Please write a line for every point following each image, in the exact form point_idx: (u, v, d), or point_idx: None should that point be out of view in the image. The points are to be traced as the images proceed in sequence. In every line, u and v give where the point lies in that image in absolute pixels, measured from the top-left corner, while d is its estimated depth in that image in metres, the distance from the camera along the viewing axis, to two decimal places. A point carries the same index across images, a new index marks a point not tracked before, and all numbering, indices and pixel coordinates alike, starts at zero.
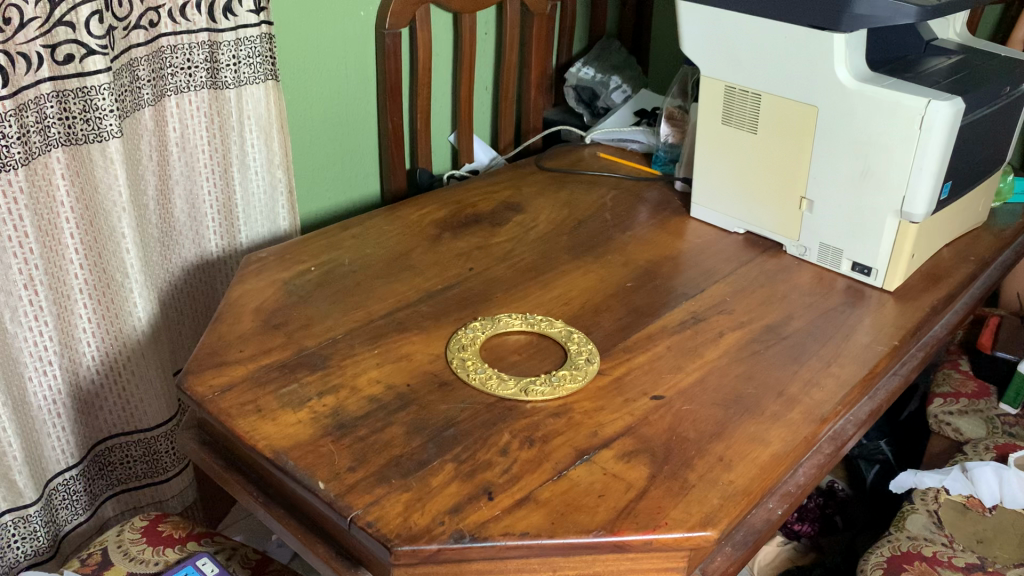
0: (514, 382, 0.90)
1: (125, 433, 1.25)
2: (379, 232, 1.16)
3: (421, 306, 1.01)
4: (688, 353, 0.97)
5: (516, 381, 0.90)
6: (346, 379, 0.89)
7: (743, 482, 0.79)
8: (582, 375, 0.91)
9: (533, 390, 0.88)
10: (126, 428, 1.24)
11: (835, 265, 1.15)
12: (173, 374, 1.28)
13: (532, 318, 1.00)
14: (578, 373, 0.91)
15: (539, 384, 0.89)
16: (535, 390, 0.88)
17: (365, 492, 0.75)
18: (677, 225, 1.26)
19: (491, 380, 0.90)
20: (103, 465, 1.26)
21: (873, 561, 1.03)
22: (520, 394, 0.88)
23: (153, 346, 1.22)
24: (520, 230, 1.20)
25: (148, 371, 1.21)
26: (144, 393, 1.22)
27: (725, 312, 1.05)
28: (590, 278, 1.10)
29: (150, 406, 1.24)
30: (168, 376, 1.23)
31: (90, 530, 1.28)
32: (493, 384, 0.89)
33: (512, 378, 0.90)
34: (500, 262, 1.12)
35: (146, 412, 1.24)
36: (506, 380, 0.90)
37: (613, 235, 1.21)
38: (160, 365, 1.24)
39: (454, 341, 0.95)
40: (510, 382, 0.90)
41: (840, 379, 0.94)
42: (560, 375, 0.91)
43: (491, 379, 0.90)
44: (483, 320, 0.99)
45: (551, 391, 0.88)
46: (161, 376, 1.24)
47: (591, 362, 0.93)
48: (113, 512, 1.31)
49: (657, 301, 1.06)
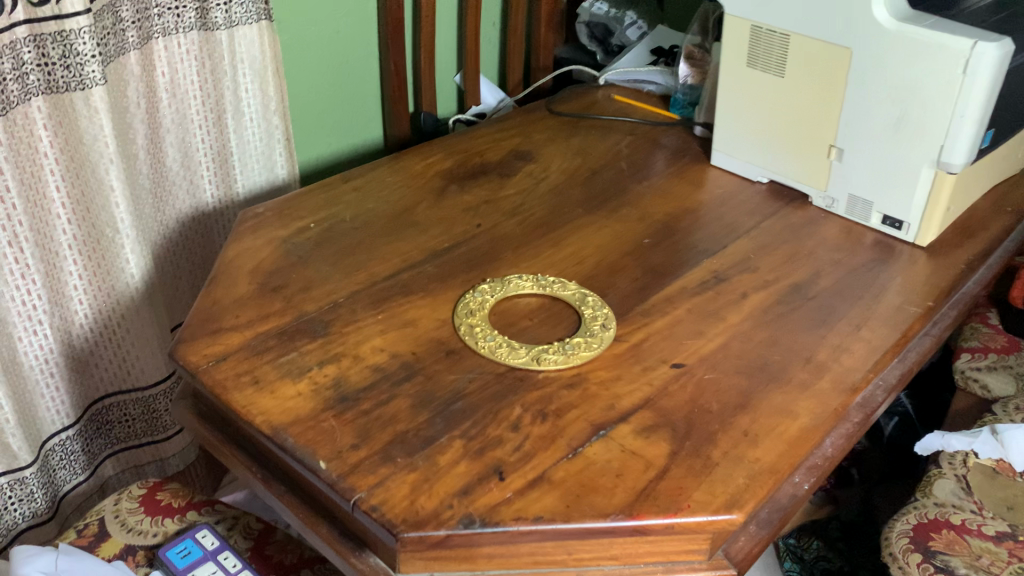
0: (527, 351, 0.84)
1: (123, 391, 1.21)
2: (382, 184, 1.10)
3: (429, 268, 0.96)
4: (710, 316, 0.92)
5: (528, 349, 0.85)
6: (347, 347, 0.84)
7: (769, 460, 0.75)
8: (598, 343, 0.86)
9: (546, 359, 0.83)
10: (123, 386, 1.20)
11: (864, 219, 1.09)
12: (170, 329, 1.23)
13: (544, 279, 0.95)
14: (594, 341, 0.86)
15: (554, 353, 0.84)
16: (548, 359, 0.83)
17: (370, 473, 0.71)
18: (696, 174, 1.19)
19: (502, 348, 0.85)
20: (102, 424, 1.22)
21: (899, 529, 0.99)
22: (532, 363, 0.83)
23: (149, 302, 1.17)
24: (531, 182, 1.14)
25: (145, 327, 1.17)
26: (141, 350, 1.18)
27: (748, 270, 1.00)
28: (605, 234, 1.04)
29: (147, 363, 1.20)
30: (167, 332, 1.19)
31: (89, 489, 1.25)
32: (503, 352, 0.84)
33: (523, 346, 0.85)
34: (509, 217, 1.06)
35: (144, 369, 1.20)
36: (517, 347, 0.85)
37: (628, 186, 1.15)
38: (156, 321, 1.19)
39: (461, 305, 0.90)
40: (522, 349, 0.84)
41: (870, 345, 0.89)
42: (574, 343, 0.86)
43: (502, 348, 0.85)
44: (492, 282, 0.94)
45: (565, 360, 0.83)
46: (159, 332, 1.19)
47: (607, 328, 0.88)
48: (113, 471, 1.28)
49: (676, 260, 1.00)
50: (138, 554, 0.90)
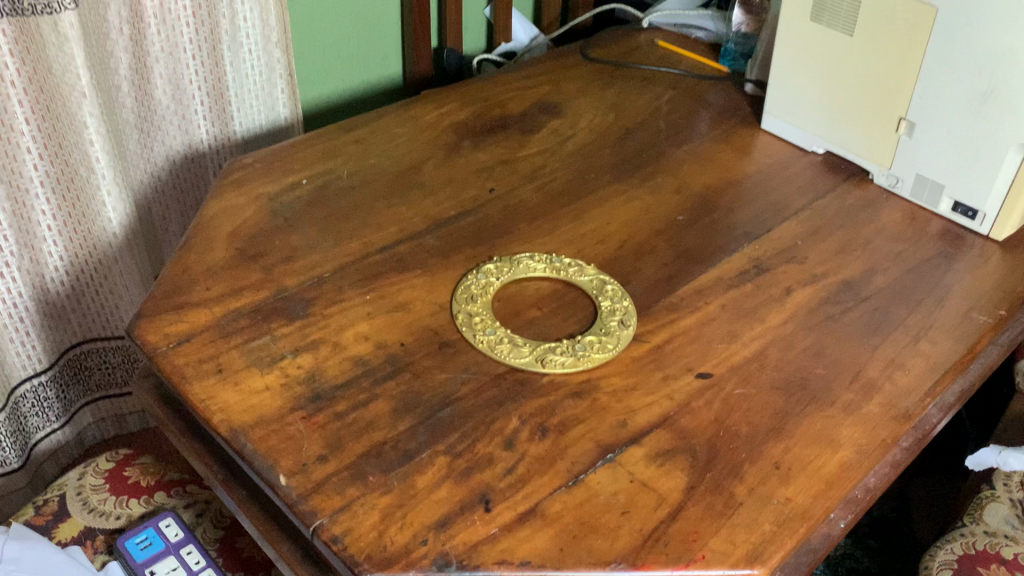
0: (531, 349, 0.74)
1: (100, 338, 1.12)
2: (388, 136, 0.99)
3: (430, 241, 0.85)
4: (746, 316, 0.80)
5: (533, 347, 0.74)
6: (327, 333, 0.74)
7: (802, 502, 0.64)
8: (614, 344, 0.75)
9: (553, 360, 0.73)
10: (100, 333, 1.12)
11: (932, 203, 0.95)
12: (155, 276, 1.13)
13: (558, 261, 0.83)
14: (609, 341, 0.75)
15: (562, 353, 0.74)
16: (555, 361, 0.73)
17: (336, 493, 0.61)
18: (743, 139, 1.06)
19: (504, 344, 0.74)
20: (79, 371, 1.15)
21: (940, 559, 0.88)
22: (536, 364, 0.72)
23: (130, 247, 1.07)
24: (556, 141, 1.01)
25: (127, 273, 1.08)
26: (121, 298, 1.08)
27: (795, 260, 0.87)
28: (634, 209, 0.92)
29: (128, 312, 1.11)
30: (150, 280, 1.10)
31: (65, 437, 1.19)
32: (504, 349, 0.74)
33: (528, 342, 0.75)
34: (527, 183, 0.94)
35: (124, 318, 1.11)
36: (521, 344, 0.74)
37: (664, 151, 1.02)
38: (139, 267, 1.09)
39: (462, 289, 0.79)
40: (525, 347, 0.74)
41: (929, 362, 0.77)
42: (586, 342, 0.75)
43: (502, 344, 0.74)
44: (499, 262, 0.83)
45: (574, 363, 0.73)
46: (142, 279, 1.11)
47: (625, 326, 0.77)
48: (92, 419, 1.21)
49: (712, 244, 0.88)
50: (98, 540, 0.82)
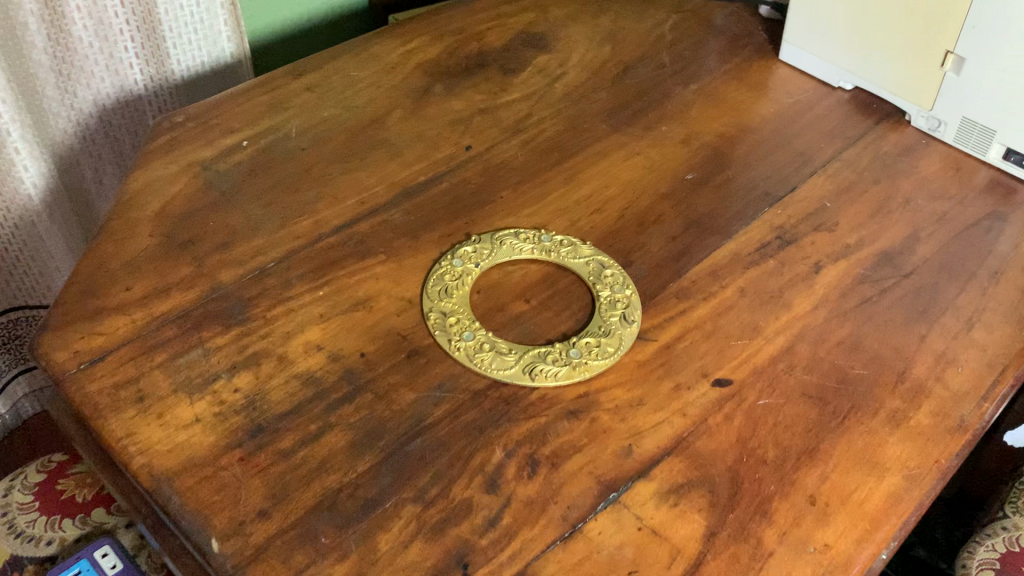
0: (518, 357, 0.62)
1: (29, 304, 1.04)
2: (346, 81, 0.84)
3: (397, 216, 0.72)
4: (769, 302, 0.68)
5: (519, 354, 0.62)
6: (272, 344, 0.62)
7: (845, 550, 0.53)
8: (615, 347, 0.63)
9: (543, 372, 0.61)
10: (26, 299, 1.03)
11: (979, 150, 0.82)
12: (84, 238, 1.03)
13: (548, 239, 0.71)
14: (610, 344, 0.63)
15: (553, 362, 0.62)
16: (546, 373, 0.61)
17: (280, 562, 0.50)
18: (758, 73, 0.92)
19: (484, 351, 0.62)
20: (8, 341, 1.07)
21: (980, 558, 0.79)
22: (523, 377, 0.61)
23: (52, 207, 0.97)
24: (543, 83, 0.87)
25: (51, 235, 0.99)
26: (45, 261, 1.00)
27: (823, 227, 0.75)
28: (634, 168, 0.79)
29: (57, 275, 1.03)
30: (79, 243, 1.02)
31: None
32: (485, 358, 0.62)
33: (514, 348, 0.63)
34: (509, 138, 0.81)
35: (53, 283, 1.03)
36: (505, 350, 0.62)
37: (668, 92, 0.88)
38: (64, 228, 1.00)
39: (434, 280, 0.67)
40: (510, 354, 0.62)
41: (986, 356, 0.65)
42: (582, 346, 0.63)
43: (483, 350, 0.62)
44: (479, 244, 0.70)
45: (568, 374, 0.61)
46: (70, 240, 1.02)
47: (628, 322, 0.65)
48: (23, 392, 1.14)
49: (727, 210, 0.76)
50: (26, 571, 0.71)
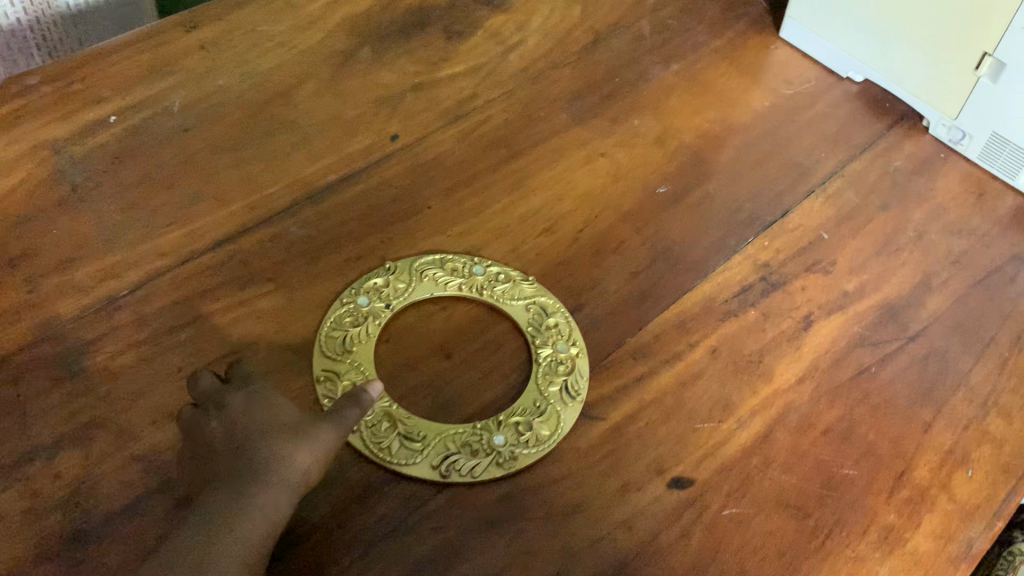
0: (426, 442, 0.49)
1: None
2: (250, 39, 0.68)
3: (294, 230, 0.58)
4: (746, 368, 0.56)
5: (430, 437, 0.49)
6: (111, 411, 0.48)
7: None
8: (552, 430, 0.51)
9: (457, 466, 0.48)
10: None
11: (1008, 174, 0.69)
12: None
13: (480, 271, 0.57)
14: (544, 426, 0.51)
15: (471, 451, 0.49)
16: (460, 468, 0.48)
17: None
18: (753, 53, 0.77)
19: (384, 432, 0.49)
20: None
21: None
22: (431, 472, 0.48)
23: None
24: (495, 52, 0.71)
25: None
26: None
27: (818, 267, 0.62)
28: (595, 176, 0.65)
29: None
30: None
31: None
32: (385, 443, 0.49)
33: (423, 429, 0.49)
34: (447, 126, 0.66)
35: None
36: (412, 432, 0.49)
37: (645, 72, 0.73)
38: None
39: (330, 327, 0.53)
40: (418, 438, 0.49)
41: (1001, 456, 0.54)
42: (509, 429, 0.50)
43: (384, 430, 0.49)
44: (392, 276, 0.56)
45: (489, 469, 0.49)
46: None
47: (570, 395, 0.52)
48: None
49: (703, 239, 0.62)
50: None
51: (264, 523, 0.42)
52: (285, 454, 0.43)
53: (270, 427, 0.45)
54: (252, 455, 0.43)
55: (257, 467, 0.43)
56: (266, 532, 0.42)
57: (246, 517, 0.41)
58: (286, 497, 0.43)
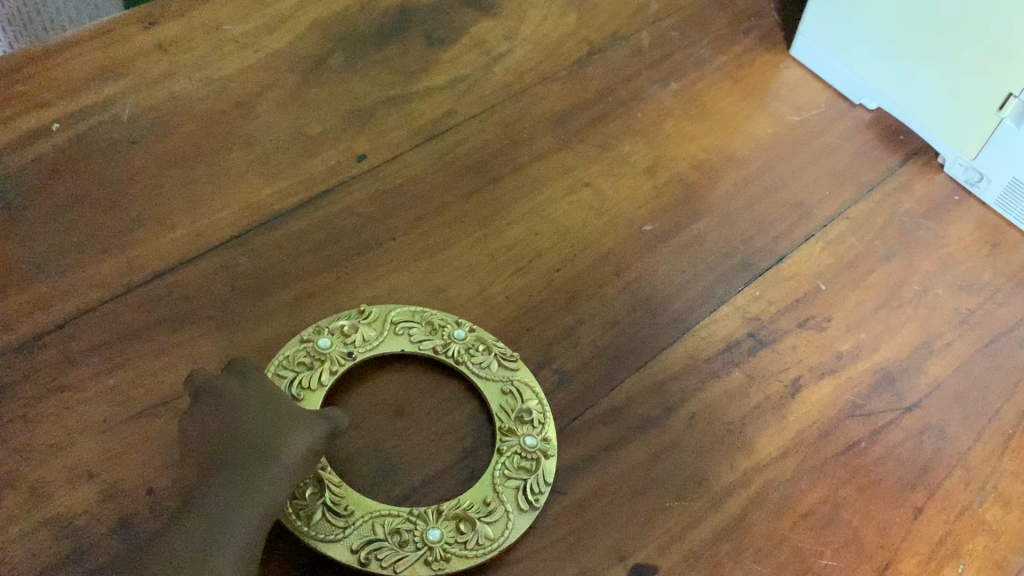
0: (352, 521, 0.45)
1: None
2: (213, 40, 0.63)
3: (243, 263, 0.53)
4: (725, 438, 0.51)
5: (358, 514, 0.45)
6: (22, 468, 0.44)
7: None
8: (497, 535, 0.46)
9: (379, 555, 0.44)
10: None
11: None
12: None
13: (462, 337, 0.51)
14: (489, 529, 0.46)
15: (399, 541, 0.45)
16: (382, 558, 0.44)
17: None
18: (760, 72, 0.71)
19: (308, 499, 0.45)
20: None
21: None
22: (348, 551, 0.44)
23: None
24: (479, 64, 0.66)
25: None
26: None
27: (812, 323, 0.57)
28: (576, 210, 0.60)
29: None
30: None
31: None
32: (308, 508, 0.45)
33: (354, 505, 0.46)
34: (420, 146, 0.61)
35: None
36: (340, 505, 0.45)
37: (641, 91, 0.67)
38: None
39: (280, 363, 0.49)
40: (344, 513, 0.45)
41: (996, 550, 0.49)
42: (448, 524, 0.46)
43: (309, 495, 0.45)
44: (363, 322, 0.51)
45: (413, 566, 0.44)
46: None
47: (524, 499, 0.47)
48: None
49: (690, 287, 0.57)
50: None
51: (255, 523, 0.40)
52: (280, 445, 0.42)
53: (259, 417, 0.43)
54: (249, 444, 0.42)
55: (251, 461, 0.41)
56: (256, 530, 0.41)
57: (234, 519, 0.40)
58: (277, 495, 0.41)
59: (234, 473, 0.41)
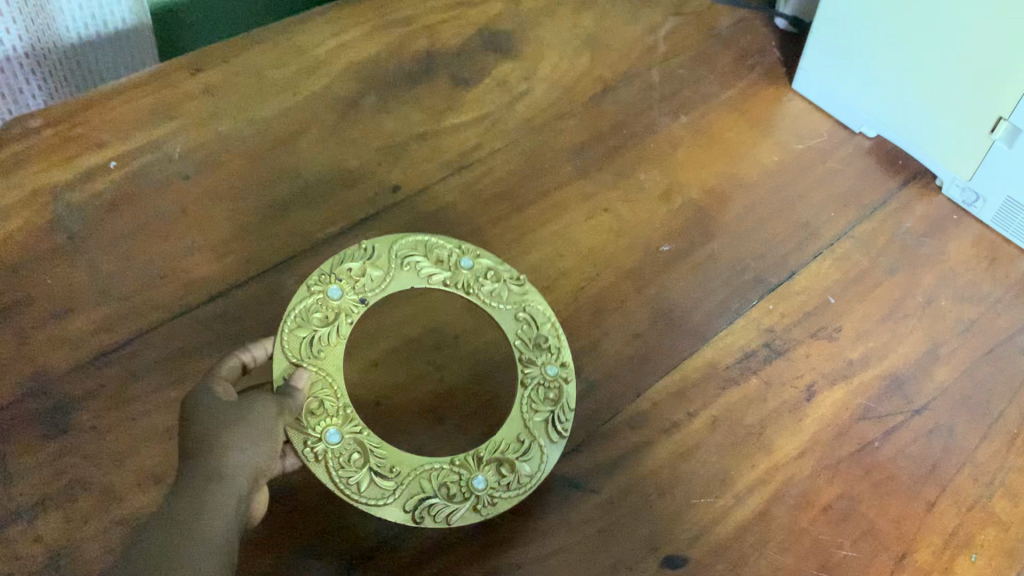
0: (399, 480, 0.49)
1: None
2: (255, 84, 0.68)
3: (289, 286, 0.57)
4: (746, 440, 0.54)
5: (405, 473, 0.49)
6: (95, 472, 0.48)
7: None
8: (534, 469, 0.50)
9: (432, 510, 0.48)
10: None
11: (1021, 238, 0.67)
12: None
13: (470, 269, 0.56)
14: (527, 467, 0.50)
15: (448, 493, 0.49)
16: (435, 512, 0.48)
17: None
18: (764, 104, 0.75)
19: (353, 466, 0.48)
20: None
21: None
22: (402, 512, 0.48)
23: None
24: (501, 102, 0.71)
25: None
26: None
27: (823, 333, 0.60)
28: (598, 232, 0.64)
29: None
30: None
31: None
32: (357, 474, 0.48)
33: (396, 464, 0.49)
34: (449, 176, 0.65)
35: None
36: (385, 465, 0.49)
37: (653, 123, 0.72)
38: None
39: (295, 320, 0.51)
40: (391, 474, 0.49)
41: (1006, 540, 0.52)
42: (488, 472, 0.50)
43: (356, 461, 0.49)
44: (369, 260, 0.54)
45: (465, 514, 0.49)
46: None
47: (557, 428, 0.52)
48: None
49: (707, 302, 0.61)
50: None
51: (225, 523, 0.39)
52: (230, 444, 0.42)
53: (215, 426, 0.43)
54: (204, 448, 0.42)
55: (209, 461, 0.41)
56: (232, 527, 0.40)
57: (205, 521, 0.39)
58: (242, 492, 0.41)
59: (200, 480, 0.40)
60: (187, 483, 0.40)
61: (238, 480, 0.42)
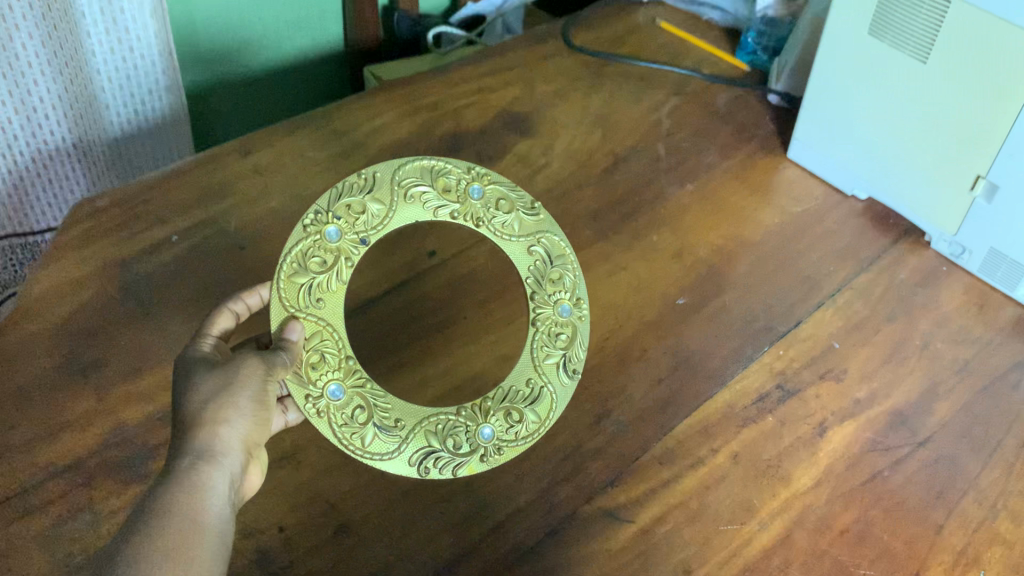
0: (404, 432, 0.54)
1: None
2: (299, 164, 0.74)
3: None
4: (766, 472, 0.59)
5: (408, 427, 0.54)
6: None
7: None
8: (543, 416, 0.56)
9: (436, 463, 0.54)
10: None
11: (1007, 286, 0.72)
12: None
13: (482, 203, 0.59)
14: (535, 414, 0.56)
15: (452, 445, 0.54)
16: (439, 465, 0.54)
17: None
18: (763, 172, 0.82)
19: (356, 421, 0.53)
20: None
21: None
22: (404, 465, 0.53)
23: None
24: (522, 175, 0.77)
25: None
26: None
27: (830, 375, 0.66)
28: (618, 289, 0.69)
29: None
30: None
31: None
32: (359, 430, 0.53)
33: (399, 416, 0.54)
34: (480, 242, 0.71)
35: None
36: (388, 418, 0.54)
37: (662, 191, 0.78)
38: None
39: (295, 266, 0.54)
40: (396, 428, 0.54)
41: (1012, 557, 0.56)
42: (493, 421, 0.55)
43: (360, 417, 0.54)
44: (369, 194, 0.56)
45: (468, 464, 0.54)
46: None
47: (564, 372, 0.57)
48: None
49: (721, 350, 0.66)
50: None
51: (219, 498, 0.43)
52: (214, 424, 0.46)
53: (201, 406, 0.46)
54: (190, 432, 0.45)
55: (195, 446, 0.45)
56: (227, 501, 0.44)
57: (200, 499, 0.42)
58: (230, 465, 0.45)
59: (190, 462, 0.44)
60: (181, 459, 0.44)
61: (229, 453, 0.46)
